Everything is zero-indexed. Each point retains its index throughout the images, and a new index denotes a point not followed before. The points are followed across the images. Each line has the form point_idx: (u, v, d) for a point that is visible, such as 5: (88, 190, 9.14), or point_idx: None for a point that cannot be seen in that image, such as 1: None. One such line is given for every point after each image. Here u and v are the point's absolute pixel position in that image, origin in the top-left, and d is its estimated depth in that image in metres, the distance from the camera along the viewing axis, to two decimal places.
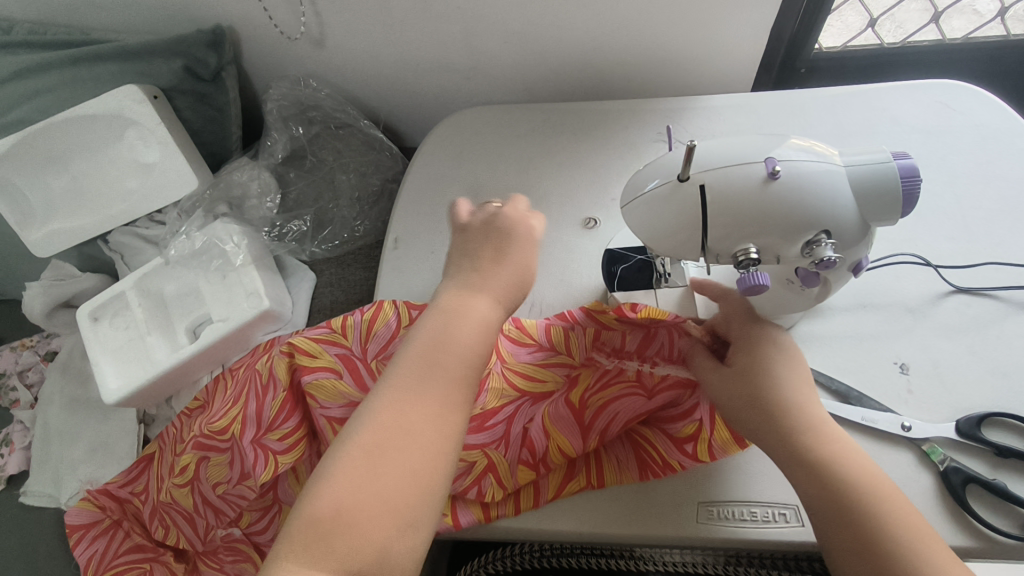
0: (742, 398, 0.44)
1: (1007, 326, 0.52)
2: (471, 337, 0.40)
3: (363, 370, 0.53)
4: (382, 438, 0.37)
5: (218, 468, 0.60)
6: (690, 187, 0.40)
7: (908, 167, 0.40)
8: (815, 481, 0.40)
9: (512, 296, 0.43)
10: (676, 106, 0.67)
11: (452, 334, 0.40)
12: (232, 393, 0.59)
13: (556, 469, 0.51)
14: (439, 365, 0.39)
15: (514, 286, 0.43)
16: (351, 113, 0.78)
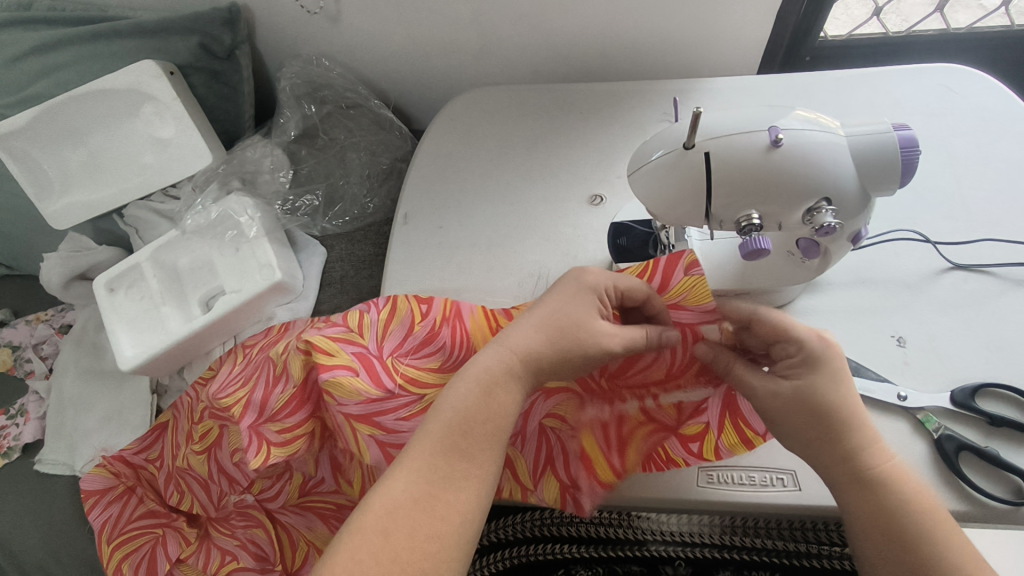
0: (799, 419, 0.42)
1: (1003, 302, 0.53)
2: (500, 396, 0.41)
3: (379, 367, 0.53)
4: (418, 483, 0.38)
5: (235, 436, 0.62)
6: (695, 154, 0.41)
7: (907, 138, 0.41)
8: (871, 515, 0.40)
9: (556, 341, 0.44)
10: (683, 87, 0.68)
11: (479, 394, 0.41)
12: (242, 371, 0.59)
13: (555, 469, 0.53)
14: (471, 416, 0.40)
15: (555, 338, 0.44)
16: (361, 93, 0.79)
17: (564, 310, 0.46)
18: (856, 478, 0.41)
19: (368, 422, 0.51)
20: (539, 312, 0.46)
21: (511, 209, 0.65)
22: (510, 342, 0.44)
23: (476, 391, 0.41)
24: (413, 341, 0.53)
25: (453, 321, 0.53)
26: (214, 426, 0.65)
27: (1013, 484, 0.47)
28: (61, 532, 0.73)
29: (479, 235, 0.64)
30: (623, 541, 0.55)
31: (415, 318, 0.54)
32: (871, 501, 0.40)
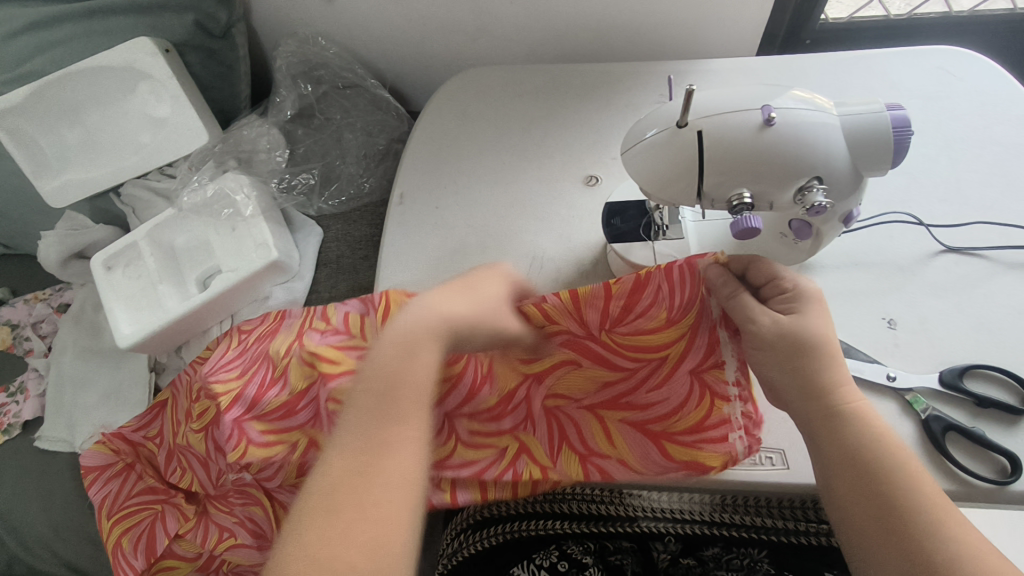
0: (785, 355, 0.42)
1: (994, 285, 0.54)
2: (421, 354, 0.38)
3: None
4: (354, 455, 0.34)
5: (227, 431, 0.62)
6: (687, 133, 0.41)
7: (899, 117, 0.41)
8: (842, 456, 0.39)
9: (472, 309, 0.42)
10: (680, 68, 0.68)
11: (406, 355, 0.38)
12: (240, 360, 0.60)
13: (568, 454, 0.50)
14: (405, 377, 0.37)
15: (471, 308, 0.42)
16: (358, 73, 0.79)
17: (468, 287, 0.43)
18: (825, 417, 0.40)
19: None
20: (443, 288, 0.42)
21: (506, 189, 0.65)
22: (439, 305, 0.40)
23: (396, 350, 0.38)
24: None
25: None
26: (209, 407, 0.65)
27: (998, 463, 0.47)
28: (62, 508, 0.74)
29: (474, 215, 0.64)
30: (615, 517, 0.55)
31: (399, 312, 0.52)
32: (838, 444, 0.39)
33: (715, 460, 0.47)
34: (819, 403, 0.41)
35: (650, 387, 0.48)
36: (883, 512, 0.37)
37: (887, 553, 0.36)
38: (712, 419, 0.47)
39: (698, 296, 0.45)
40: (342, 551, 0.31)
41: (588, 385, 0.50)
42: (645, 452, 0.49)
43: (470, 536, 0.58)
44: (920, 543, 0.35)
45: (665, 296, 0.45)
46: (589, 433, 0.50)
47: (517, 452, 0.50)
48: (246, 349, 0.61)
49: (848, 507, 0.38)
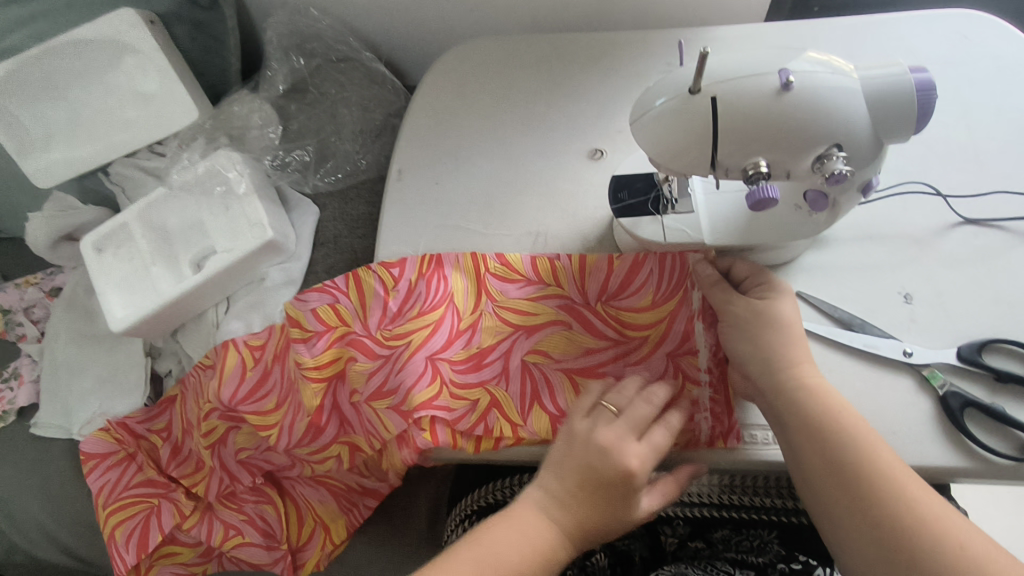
0: (753, 337, 0.46)
1: (1014, 256, 0.52)
2: (535, 539, 0.43)
3: (371, 343, 0.53)
4: None
5: (245, 436, 0.63)
6: (701, 99, 0.39)
7: (924, 80, 0.39)
8: (799, 429, 0.43)
9: (584, 491, 0.43)
10: (686, 36, 0.65)
11: (529, 523, 0.43)
12: (257, 376, 0.58)
13: (540, 412, 0.50)
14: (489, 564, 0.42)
15: (587, 478, 0.43)
16: (351, 44, 0.76)
17: (587, 464, 0.43)
18: (784, 394, 0.44)
19: (382, 397, 0.51)
20: (544, 481, 0.45)
21: (508, 164, 0.63)
22: (519, 528, 0.43)
23: (489, 550, 0.42)
24: (393, 308, 0.54)
25: (429, 277, 0.54)
26: (221, 424, 0.64)
27: (1016, 439, 0.46)
28: (61, 495, 0.73)
29: (476, 191, 0.62)
30: None
31: (386, 287, 0.55)
32: (795, 420, 0.43)
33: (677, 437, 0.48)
34: (774, 382, 0.44)
35: (631, 360, 0.51)
36: (840, 484, 0.40)
37: (845, 514, 0.40)
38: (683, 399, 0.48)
39: (682, 285, 0.51)
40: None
41: (571, 349, 0.51)
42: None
43: (475, 521, 0.59)
44: (872, 503, 0.39)
45: (654, 279, 0.52)
46: (561, 397, 0.50)
47: (489, 405, 0.50)
48: (268, 372, 0.59)
49: (809, 474, 0.42)
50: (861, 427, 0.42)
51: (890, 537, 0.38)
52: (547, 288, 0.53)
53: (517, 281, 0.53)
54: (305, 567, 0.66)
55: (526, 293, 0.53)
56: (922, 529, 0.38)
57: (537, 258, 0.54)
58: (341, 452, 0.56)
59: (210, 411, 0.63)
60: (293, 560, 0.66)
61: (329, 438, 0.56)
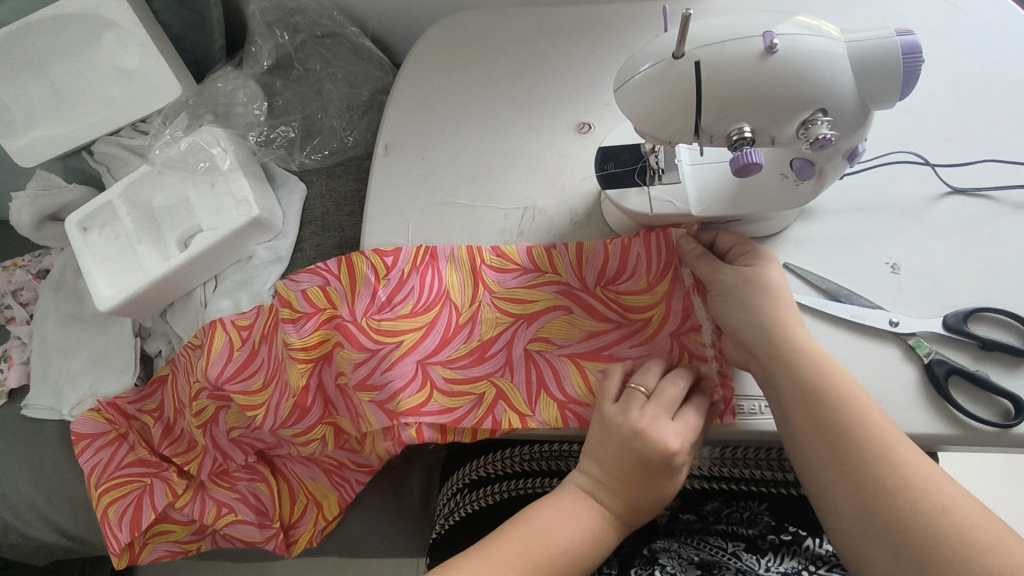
0: (743, 306, 0.46)
1: (1002, 226, 0.52)
2: (591, 529, 0.44)
3: (356, 330, 0.53)
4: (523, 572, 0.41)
5: (236, 415, 0.63)
6: (684, 64, 0.39)
7: (910, 43, 0.38)
8: (792, 394, 0.43)
9: (630, 484, 0.44)
10: (675, 7, 0.65)
11: (574, 509, 0.45)
12: (243, 360, 0.58)
13: (548, 402, 0.49)
14: (539, 552, 0.42)
15: (635, 471, 0.44)
16: (337, 20, 0.74)
17: (626, 449, 0.44)
18: (778, 359, 0.44)
19: (366, 389, 0.52)
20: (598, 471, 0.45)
21: (495, 138, 0.62)
22: (570, 508, 0.45)
23: (536, 530, 0.44)
24: (382, 298, 0.54)
25: (422, 269, 0.54)
26: (211, 404, 0.64)
27: (1000, 406, 0.46)
28: (53, 475, 0.73)
29: (462, 166, 0.61)
30: None
31: (377, 274, 0.54)
32: (788, 385, 0.43)
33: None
34: (768, 347, 0.44)
35: (634, 343, 0.51)
36: (830, 446, 0.40)
37: (835, 476, 0.40)
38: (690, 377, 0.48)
39: (671, 264, 0.51)
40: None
41: (573, 333, 0.51)
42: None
43: (465, 497, 0.60)
44: (861, 464, 0.39)
45: (647, 259, 0.51)
46: (568, 382, 0.50)
47: (495, 398, 0.50)
48: (256, 351, 0.59)
49: (800, 439, 0.42)
50: (854, 392, 0.42)
51: (882, 498, 0.38)
52: (542, 276, 0.53)
53: (512, 270, 0.53)
54: (297, 543, 0.67)
55: (521, 282, 0.53)
56: (917, 487, 0.37)
57: (531, 247, 0.53)
58: (327, 433, 0.59)
59: (198, 391, 0.63)
60: (286, 536, 0.67)
61: (314, 419, 0.57)
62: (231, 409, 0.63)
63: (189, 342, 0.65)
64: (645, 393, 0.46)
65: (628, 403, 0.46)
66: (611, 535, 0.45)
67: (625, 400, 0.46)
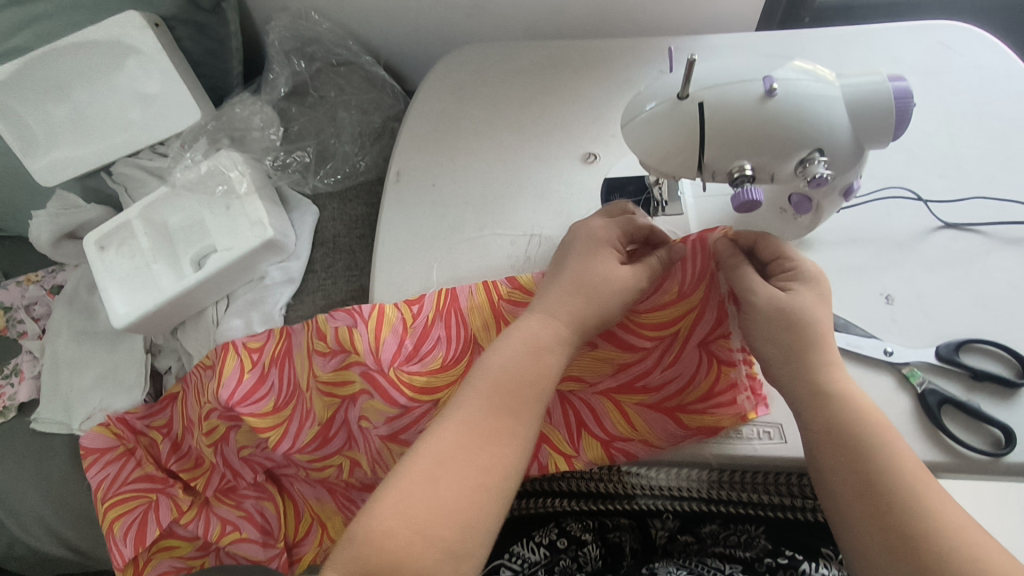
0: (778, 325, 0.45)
1: (991, 260, 0.54)
2: (540, 337, 0.46)
3: (385, 383, 0.54)
4: (470, 436, 0.42)
5: (245, 434, 0.64)
6: (689, 104, 0.41)
7: (902, 88, 0.41)
8: (826, 432, 0.42)
9: (584, 289, 0.48)
10: (678, 44, 0.67)
11: (573, 290, 0.48)
12: (261, 391, 0.59)
13: (591, 441, 0.54)
14: (513, 373, 0.45)
15: (586, 288, 0.47)
16: (351, 48, 0.78)
17: (581, 279, 0.48)
18: (813, 392, 0.44)
19: (398, 441, 0.56)
20: (551, 287, 0.49)
21: (504, 167, 0.64)
22: (552, 307, 0.47)
23: (498, 362, 0.45)
24: (408, 347, 0.55)
25: (444, 314, 0.55)
26: (221, 424, 0.64)
27: (992, 435, 0.48)
28: (60, 489, 0.75)
29: (471, 193, 0.63)
30: (613, 493, 0.57)
31: (404, 324, 0.55)
32: (822, 413, 0.43)
33: (728, 421, 0.51)
34: (805, 376, 0.44)
35: (665, 363, 0.52)
36: (864, 480, 0.40)
37: (861, 507, 0.39)
38: (721, 385, 0.52)
39: (707, 270, 0.50)
40: (433, 519, 0.39)
41: (604, 368, 0.53)
42: (665, 428, 0.53)
43: None
44: (893, 516, 0.38)
45: (674, 272, 0.50)
46: (608, 420, 0.54)
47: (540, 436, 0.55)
48: (265, 374, 0.60)
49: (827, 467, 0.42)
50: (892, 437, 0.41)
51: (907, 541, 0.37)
52: None
53: (531, 302, 0.54)
54: (301, 561, 0.67)
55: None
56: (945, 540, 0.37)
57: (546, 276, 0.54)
58: (343, 462, 0.61)
59: (209, 411, 0.64)
60: (290, 555, 0.67)
61: (333, 449, 0.60)
62: (241, 429, 0.63)
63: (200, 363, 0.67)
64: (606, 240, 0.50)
65: (586, 251, 0.49)
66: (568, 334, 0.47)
67: (592, 232, 0.50)
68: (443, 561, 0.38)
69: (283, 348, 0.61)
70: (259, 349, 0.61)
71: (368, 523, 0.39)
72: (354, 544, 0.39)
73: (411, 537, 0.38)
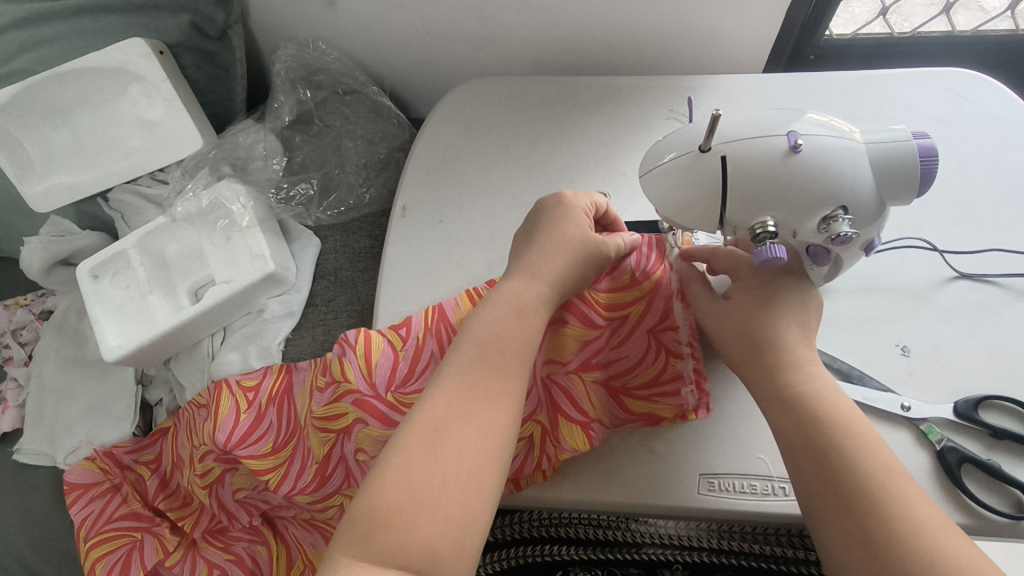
0: (738, 344, 0.46)
1: (1008, 313, 0.53)
2: (525, 303, 0.46)
3: (382, 407, 0.51)
4: (460, 402, 0.40)
5: (242, 477, 0.63)
6: (711, 157, 0.40)
7: (926, 146, 0.40)
8: (799, 446, 0.41)
9: (561, 246, 0.49)
10: (688, 83, 0.67)
11: (550, 247, 0.49)
12: (256, 431, 0.58)
13: (568, 424, 0.49)
14: (498, 340, 0.43)
15: (560, 243, 0.49)
16: (359, 79, 0.77)
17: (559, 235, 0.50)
18: (785, 402, 0.42)
19: None
20: (530, 248, 0.50)
21: (512, 205, 0.63)
22: (536, 268, 0.48)
23: (482, 332, 0.44)
24: (403, 369, 0.52)
25: (437, 331, 0.53)
26: (217, 466, 0.63)
27: (1014, 497, 0.46)
28: (42, 524, 0.72)
29: (479, 230, 0.62)
30: (620, 542, 0.51)
31: (394, 346, 0.53)
32: (801, 438, 0.41)
33: (668, 411, 0.50)
34: (771, 386, 0.44)
35: (615, 344, 0.50)
36: (839, 491, 0.38)
37: (832, 518, 0.38)
38: (667, 374, 0.50)
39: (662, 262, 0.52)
40: (437, 489, 0.36)
41: (570, 346, 0.50)
42: (610, 410, 0.51)
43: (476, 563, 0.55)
44: (874, 527, 0.36)
45: (630, 259, 0.51)
46: (581, 403, 0.50)
47: (543, 435, 0.50)
48: (262, 414, 0.59)
49: (800, 480, 0.40)
50: (872, 449, 0.39)
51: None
52: None
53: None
54: None
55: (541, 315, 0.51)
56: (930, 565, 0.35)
57: None
58: (344, 502, 0.57)
59: (204, 453, 0.62)
60: None
61: (332, 488, 0.56)
62: (238, 471, 0.62)
63: (193, 402, 0.65)
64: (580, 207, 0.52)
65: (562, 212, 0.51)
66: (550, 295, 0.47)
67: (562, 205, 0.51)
68: (448, 536, 0.35)
69: (278, 385, 0.60)
70: (256, 388, 0.60)
71: (370, 502, 0.36)
72: (354, 522, 0.36)
73: (415, 510, 0.36)
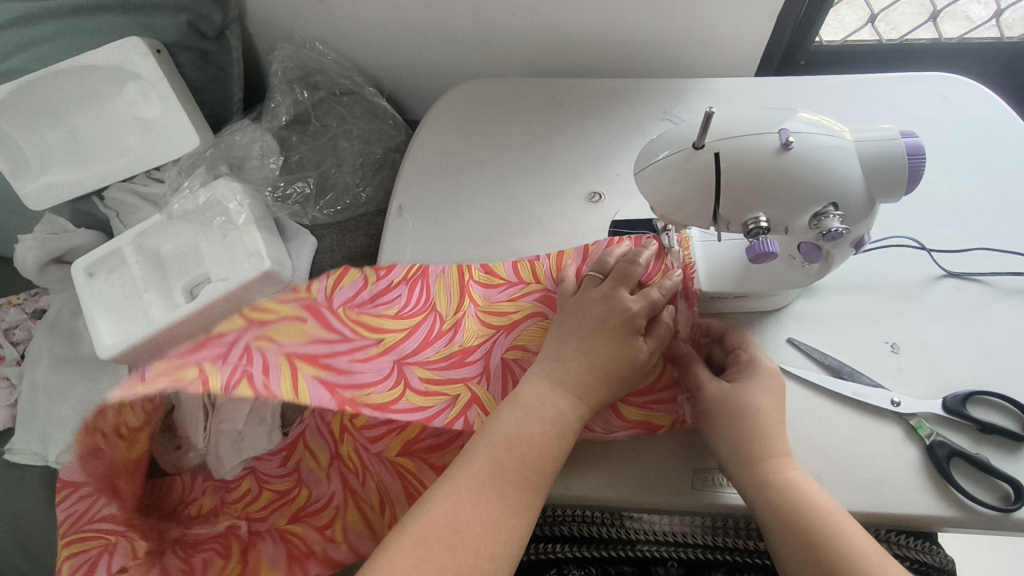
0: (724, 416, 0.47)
1: (995, 310, 0.54)
2: (550, 412, 0.44)
3: (331, 314, 0.51)
4: (474, 495, 0.41)
5: None
6: (704, 154, 0.41)
7: (913, 145, 0.41)
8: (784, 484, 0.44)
9: (594, 334, 0.47)
10: (680, 87, 0.68)
11: (583, 337, 0.47)
12: None
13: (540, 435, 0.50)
14: (521, 441, 0.43)
15: (594, 331, 0.47)
16: (356, 80, 0.78)
17: (589, 318, 0.47)
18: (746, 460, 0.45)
19: (315, 364, 0.47)
20: (559, 337, 0.48)
21: (507, 205, 0.64)
22: (562, 362, 0.46)
23: (501, 433, 0.43)
24: (365, 297, 0.54)
25: (411, 280, 0.56)
26: None
27: (1001, 490, 0.47)
28: (35, 524, 0.71)
29: (475, 229, 0.63)
30: (614, 539, 0.52)
31: (366, 280, 0.55)
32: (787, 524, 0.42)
33: (664, 417, 0.50)
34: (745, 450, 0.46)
35: None
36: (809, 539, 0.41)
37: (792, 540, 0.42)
38: (665, 381, 0.51)
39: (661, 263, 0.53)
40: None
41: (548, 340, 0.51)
42: (606, 420, 0.50)
43: None
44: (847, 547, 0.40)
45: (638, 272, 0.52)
46: None
47: (470, 401, 0.49)
48: None
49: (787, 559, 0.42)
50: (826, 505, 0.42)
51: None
52: (527, 287, 0.54)
53: (499, 285, 0.55)
54: None
55: (508, 295, 0.54)
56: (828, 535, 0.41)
57: (518, 263, 0.56)
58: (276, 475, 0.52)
59: None
60: None
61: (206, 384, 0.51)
62: None
63: None
64: (601, 277, 0.50)
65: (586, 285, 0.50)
66: (578, 404, 0.45)
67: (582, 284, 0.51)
68: None
69: None
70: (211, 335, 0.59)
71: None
72: None
73: None
